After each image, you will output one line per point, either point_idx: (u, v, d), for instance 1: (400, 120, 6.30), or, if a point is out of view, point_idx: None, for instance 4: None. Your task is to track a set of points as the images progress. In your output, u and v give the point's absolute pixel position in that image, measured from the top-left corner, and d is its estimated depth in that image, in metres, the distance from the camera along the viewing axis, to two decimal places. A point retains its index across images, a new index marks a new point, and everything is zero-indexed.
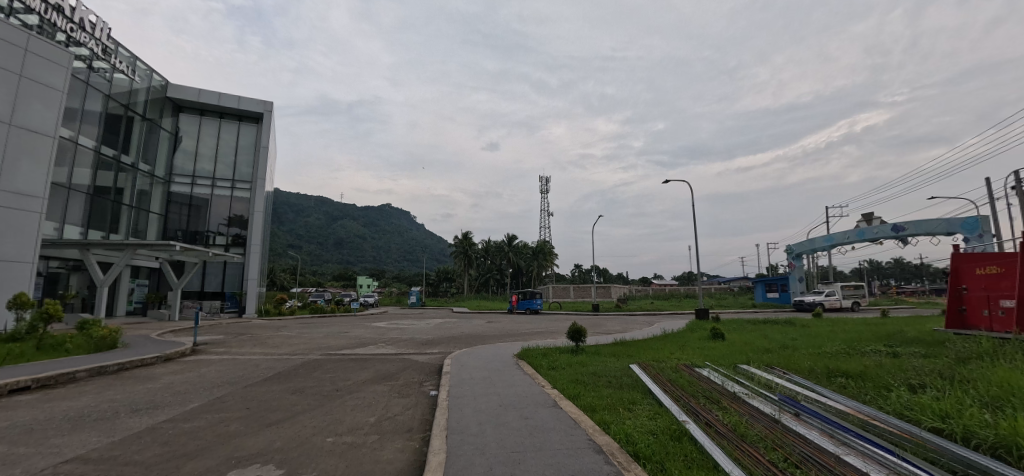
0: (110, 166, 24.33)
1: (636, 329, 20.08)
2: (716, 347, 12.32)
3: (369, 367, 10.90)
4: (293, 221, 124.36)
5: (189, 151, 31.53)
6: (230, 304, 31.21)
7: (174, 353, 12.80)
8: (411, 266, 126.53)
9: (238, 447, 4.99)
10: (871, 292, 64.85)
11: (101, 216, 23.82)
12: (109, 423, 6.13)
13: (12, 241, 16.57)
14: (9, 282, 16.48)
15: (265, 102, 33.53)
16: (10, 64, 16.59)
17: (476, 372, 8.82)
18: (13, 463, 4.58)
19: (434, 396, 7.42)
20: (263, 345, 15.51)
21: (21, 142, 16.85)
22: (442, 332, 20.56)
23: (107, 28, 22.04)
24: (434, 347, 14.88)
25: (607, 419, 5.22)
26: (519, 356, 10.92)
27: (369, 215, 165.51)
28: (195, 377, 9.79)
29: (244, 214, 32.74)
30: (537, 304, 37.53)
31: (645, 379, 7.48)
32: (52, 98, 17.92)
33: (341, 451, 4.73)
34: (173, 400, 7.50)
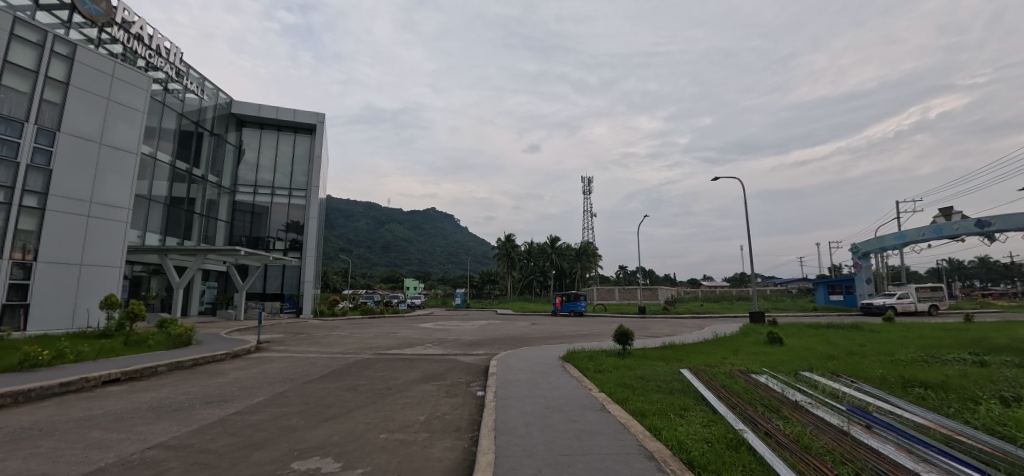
0: (183, 179, 26.49)
1: (685, 333, 19.41)
2: (774, 353, 11.66)
3: (417, 366, 11.21)
4: (344, 226, 130.04)
5: (251, 163, 33.82)
6: (289, 305, 33.01)
7: (240, 350, 13.74)
8: (455, 269, 128.67)
9: (299, 439, 5.27)
10: (954, 294, 58.86)
11: (176, 224, 25.98)
12: (184, 413, 6.67)
13: (103, 248, 18.39)
14: (100, 284, 18.32)
15: (318, 114, 35.29)
16: (99, 89, 18.47)
17: (521, 374, 8.85)
18: (107, 448, 5.08)
19: (481, 396, 7.51)
20: (319, 344, 16.36)
21: (109, 159, 18.66)
22: (486, 333, 20.81)
23: (179, 52, 24.02)
24: (479, 348, 15.07)
25: (658, 425, 5.06)
26: (564, 358, 10.83)
27: (415, 219, 170.23)
28: (259, 373, 10.45)
29: (300, 220, 34.62)
30: (581, 306, 37.19)
31: (696, 385, 7.21)
32: (135, 118, 19.75)
33: (393, 448, 4.89)
34: (239, 394, 8.05)
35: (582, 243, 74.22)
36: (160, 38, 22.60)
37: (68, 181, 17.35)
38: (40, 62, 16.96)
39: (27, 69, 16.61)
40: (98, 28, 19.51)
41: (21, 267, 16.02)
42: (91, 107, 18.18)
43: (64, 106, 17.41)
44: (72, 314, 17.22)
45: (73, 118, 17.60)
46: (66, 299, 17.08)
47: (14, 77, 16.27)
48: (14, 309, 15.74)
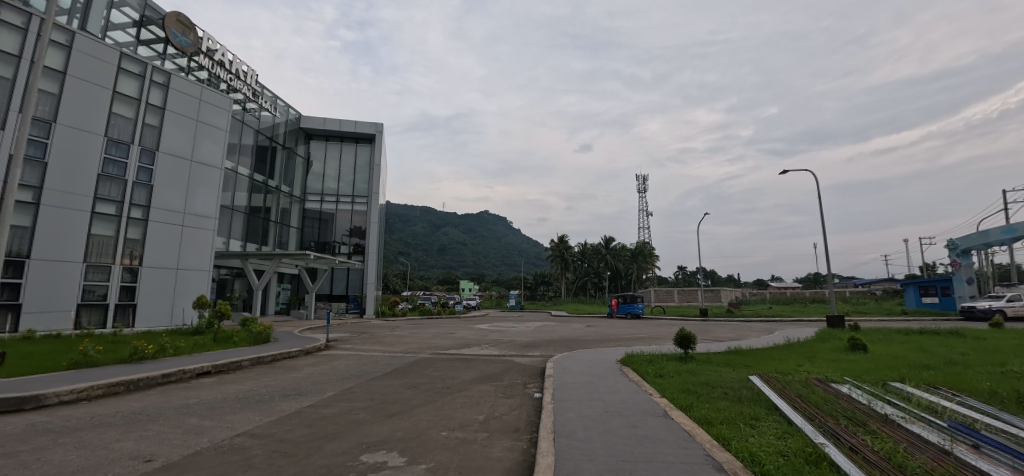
0: (260, 190, 28.83)
1: (752, 337, 18.27)
2: (856, 361, 10.69)
3: (474, 366, 11.42)
4: (401, 230, 135.33)
5: (319, 173, 36.18)
6: (354, 305, 34.86)
7: (312, 347, 14.67)
8: (508, 271, 129.72)
9: (366, 434, 5.55)
10: None
11: (255, 231, 28.32)
12: (265, 404, 7.25)
13: (194, 253, 20.44)
14: (192, 287, 20.37)
15: (377, 124, 37.04)
16: (190, 112, 20.57)
17: (578, 377, 8.74)
18: (202, 434, 5.63)
19: (538, 398, 7.51)
20: (381, 343, 17.09)
21: (198, 174, 20.72)
22: (541, 335, 20.79)
23: (254, 74, 26.12)
24: (535, 350, 15.10)
25: (727, 434, 4.81)
26: (622, 361, 10.60)
27: (469, 222, 173.82)
28: (329, 369, 11.12)
29: (363, 225, 36.46)
30: (639, 308, 36.10)
31: (768, 393, 6.77)
32: (218, 136, 21.76)
33: (454, 446, 5.01)
34: (312, 388, 8.62)
35: (637, 243, 72.17)
36: (238, 62, 24.66)
37: (165, 195, 19.42)
38: (141, 90, 18.93)
39: (131, 97, 18.55)
40: (187, 57, 21.55)
41: (130, 271, 18.11)
42: (183, 128, 20.24)
43: (162, 129, 19.50)
44: (169, 313, 19.30)
45: (168, 139, 19.67)
46: (165, 300, 19.16)
47: (122, 105, 18.22)
48: (125, 308, 17.86)
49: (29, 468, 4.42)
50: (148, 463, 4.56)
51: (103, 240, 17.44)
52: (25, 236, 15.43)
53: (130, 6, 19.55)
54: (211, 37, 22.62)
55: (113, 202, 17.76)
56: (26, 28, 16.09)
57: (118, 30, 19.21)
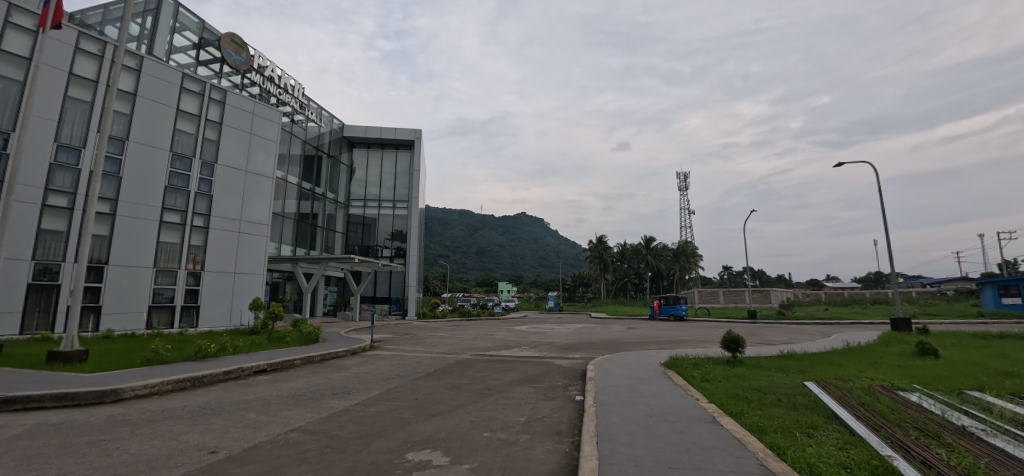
0: (308, 197, 30.21)
1: (807, 341, 17.29)
2: (927, 367, 9.88)
3: (514, 368, 11.44)
4: (440, 233, 138.03)
5: (361, 180, 37.55)
6: (397, 307, 35.83)
7: (357, 348, 15.20)
8: (546, 272, 129.32)
9: (411, 433, 5.67)
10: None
11: (303, 237, 29.70)
12: (315, 402, 7.57)
13: (249, 258, 21.70)
14: (247, 290, 21.60)
15: (415, 130, 37.94)
16: (243, 126, 21.87)
17: (620, 380, 8.56)
18: (260, 428, 5.96)
19: (580, 401, 7.42)
20: (424, 344, 17.45)
21: (252, 184, 21.98)
22: (581, 337, 20.55)
23: (301, 87, 27.46)
24: (575, 352, 14.94)
25: (782, 444, 4.56)
26: (666, 365, 10.31)
27: (507, 224, 175.03)
28: (373, 369, 11.48)
29: (404, 229, 37.40)
30: (682, 310, 35.03)
31: (826, 401, 6.37)
32: (270, 147, 23.01)
33: (497, 447, 5.04)
34: (359, 387, 8.92)
35: (679, 243, 70.15)
36: (286, 76, 25.99)
37: (223, 204, 20.74)
38: (201, 107, 20.29)
39: (192, 114, 19.94)
40: (240, 74, 22.96)
41: (193, 275, 19.45)
42: (238, 141, 21.56)
43: (220, 142, 20.84)
44: (228, 314, 20.59)
45: (225, 151, 21.00)
46: (224, 302, 20.47)
47: (185, 122, 19.63)
48: (189, 310, 19.20)
49: (111, 456, 4.83)
50: (212, 455, 4.87)
51: (171, 247, 18.84)
52: (104, 244, 16.91)
53: (190, 30, 21.05)
54: (262, 55, 23.99)
55: (179, 211, 19.14)
56: (102, 55, 17.65)
57: (180, 52, 20.74)
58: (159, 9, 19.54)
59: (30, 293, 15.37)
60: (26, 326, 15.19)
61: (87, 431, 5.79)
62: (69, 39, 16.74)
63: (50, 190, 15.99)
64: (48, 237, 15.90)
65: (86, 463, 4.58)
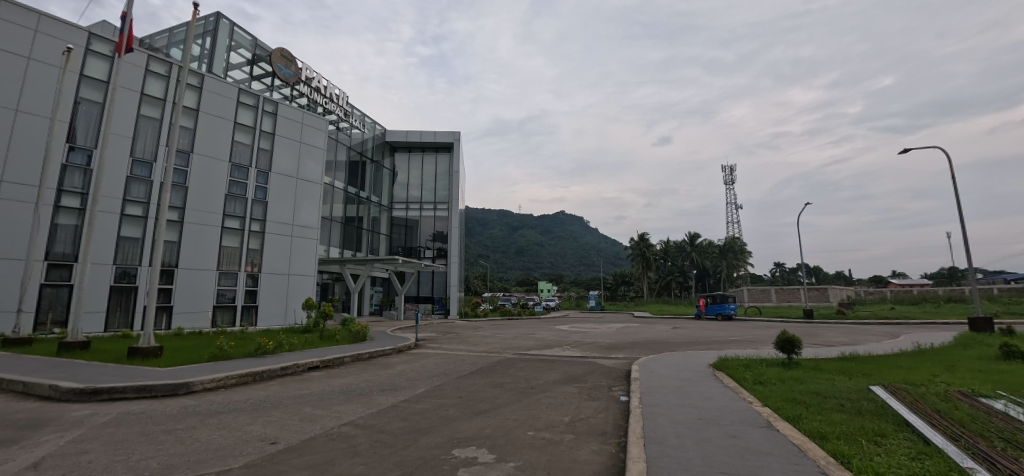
0: (353, 201, 31.41)
1: (872, 342, 16.11)
2: (1015, 372, 8.96)
3: (557, 367, 11.39)
4: (480, 233, 139.63)
5: (403, 183, 38.62)
6: (439, 307, 36.57)
7: (403, 346, 15.63)
8: (586, 271, 127.85)
9: (456, 430, 5.78)
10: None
11: (350, 239, 30.91)
12: (364, 398, 7.87)
13: (301, 260, 22.83)
14: (300, 290, 22.73)
15: (454, 132, 38.62)
16: (293, 135, 23.03)
17: (667, 381, 8.31)
18: (315, 422, 6.27)
19: (625, 402, 7.28)
20: (466, 343, 17.71)
21: (303, 190, 23.13)
22: (625, 337, 20.16)
23: (345, 96, 28.58)
24: (619, 352, 14.68)
25: (846, 451, 4.29)
26: (715, 366, 9.94)
27: (546, 223, 174.62)
28: (419, 367, 11.76)
29: (445, 230, 38.07)
30: (731, 310, 33.57)
31: (895, 407, 5.92)
32: (318, 155, 24.11)
33: (541, 446, 5.04)
34: (405, 384, 9.18)
35: (726, 239, 67.36)
36: (331, 86, 27.13)
37: (277, 210, 21.93)
38: (255, 119, 21.54)
39: (248, 126, 21.22)
40: (290, 87, 24.20)
41: (251, 277, 20.69)
42: (289, 150, 22.73)
43: (273, 152, 22.05)
44: (283, 313, 21.77)
45: (277, 160, 22.20)
46: (280, 302, 21.66)
47: (241, 134, 20.93)
48: (249, 309, 20.45)
49: (185, 444, 5.24)
50: (273, 445, 5.17)
51: (231, 251, 20.13)
52: (174, 248, 18.30)
53: (244, 47, 22.42)
54: (309, 67, 25.18)
55: (238, 217, 20.41)
56: (169, 75, 19.11)
57: (236, 69, 22.16)
58: (217, 30, 20.94)
59: (112, 294, 16.87)
60: (109, 324, 16.72)
61: (163, 420, 6.30)
62: (140, 62, 18.24)
63: (127, 201, 17.51)
64: (126, 243, 17.41)
65: (163, 450, 5.00)
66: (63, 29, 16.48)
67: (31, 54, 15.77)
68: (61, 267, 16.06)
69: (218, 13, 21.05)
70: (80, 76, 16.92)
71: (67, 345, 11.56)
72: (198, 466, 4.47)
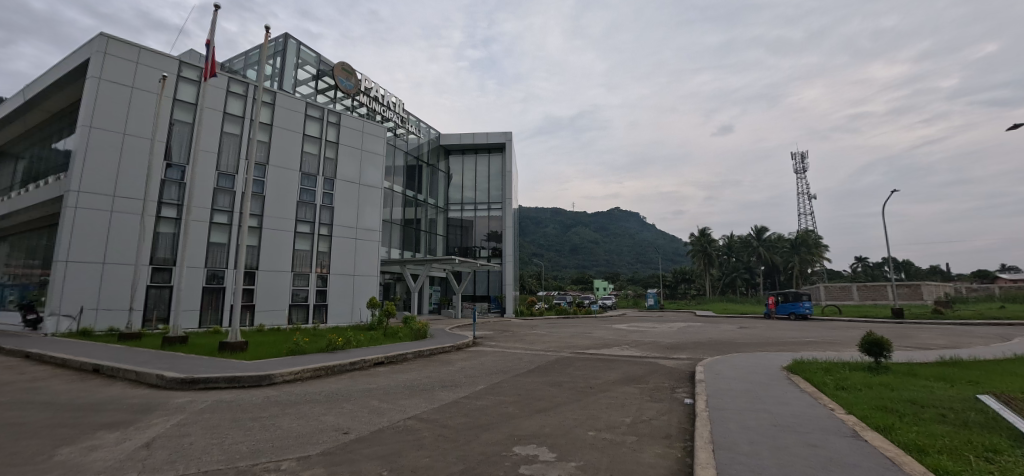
0: (411, 203, 32.63)
1: (979, 345, 14.24)
2: None
3: (616, 367, 11.17)
4: (534, 231, 140.02)
5: (458, 185, 39.58)
6: (495, 305, 37.13)
7: (462, 344, 16.02)
8: (644, 269, 124.18)
9: (517, 427, 5.83)
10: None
11: (409, 241, 32.14)
12: (427, 393, 8.16)
13: (365, 261, 24.04)
14: (365, 290, 23.95)
15: (506, 132, 38.80)
16: (355, 143, 24.28)
17: (735, 383, 7.87)
18: (382, 414, 6.61)
19: (690, 404, 6.99)
20: (523, 342, 17.78)
21: (364, 195, 24.35)
22: (687, 337, 19.34)
23: (402, 103, 29.72)
24: (681, 352, 14.10)
25: (950, 467, 3.85)
26: (790, 369, 9.27)
27: (601, 221, 171.68)
28: (478, 364, 11.99)
29: (499, 229, 38.32)
30: (805, 308, 31.09)
31: (1010, 418, 5.23)
32: (377, 161, 25.27)
33: (603, 447, 4.96)
34: (465, 381, 9.41)
35: (798, 232, 62.52)
36: (388, 95, 28.35)
37: (342, 214, 23.26)
38: (321, 130, 22.96)
39: (315, 137, 22.67)
40: (351, 98, 25.56)
41: (322, 278, 22.13)
42: (351, 157, 24.02)
43: (337, 160, 23.39)
44: (350, 312, 23.06)
45: (342, 167, 23.52)
46: (347, 301, 22.97)
47: (309, 144, 22.41)
48: (320, 307, 21.89)
49: (269, 430, 5.69)
50: (345, 435, 5.49)
51: (303, 253, 21.64)
52: (255, 252, 19.98)
53: (309, 64, 24.01)
54: (368, 78, 26.46)
55: (308, 222, 21.88)
56: (246, 94, 20.83)
57: (303, 84, 23.84)
58: (285, 50, 22.57)
59: (204, 294, 18.72)
60: (203, 321, 18.58)
61: (250, 408, 6.91)
62: (222, 84, 20.05)
63: (214, 210, 19.34)
64: (214, 248, 19.24)
65: (251, 435, 5.47)
66: (158, 59, 18.47)
67: (133, 84, 17.83)
68: (163, 270, 18.06)
69: (287, 34, 22.67)
70: (173, 100, 18.91)
71: (169, 340, 13.01)
72: (281, 451, 4.85)
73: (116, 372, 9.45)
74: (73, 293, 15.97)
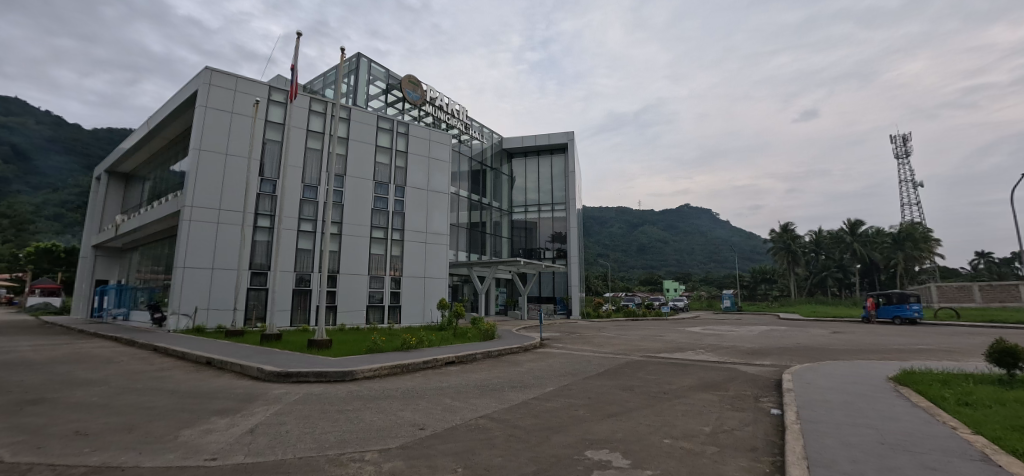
0: (476, 207, 33.44)
1: None
2: None
3: (692, 372, 10.62)
4: (599, 231, 137.45)
5: (521, 187, 39.93)
6: (561, 307, 36.94)
7: (529, 345, 16.09)
8: (719, 268, 117.12)
9: (588, 431, 5.74)
10: None
11: (475, 243, 32.97)
12: (497, 393, 8.29)
13: (434, 264, 24.99)
14: (434, 291, 24.87)
15: (568, 132, 38.32)
16: (423, 151, 25.33)
17: (832, 395, 7.13)
18: (455, 412, 6.81)
19: (777, 415, 6.46)
20: (591, 344, 17.46)
21: (432, 200, 25.34)
22: (771, 341, 17.92)
23: (465, 110, 30.56)
24: (765, 358, 13.08)
25: None
26: (897, 380, 8.25)
27: (670, 219, 164.59)
28: (546, 366, 11.97)
29: (563, 230, 37.97)
30: (913, 311, 27.52)
31: None
32: (444, 167, 26.19)
33: (680, 456, 4.74)
34: (534, 382, 9.43)
35: (901, 225, 55.46)
36: (452, 103, 29.30)
37: (413, 219, 24.39)
38: (392, 141, 24.25)
39: (386, 147, 23.98)
40: (418, 108, 26.78)
41: (395, 280, 23.34)
42: (420, 165, 25.10)
43: (407, 169, 24.56)
44: (422, 312, 24.08)
45: (411, 175, 24.68)
46: (418, 302, 24.01)
47: (381, 155, 23.75)
48: (394, 308, 23.09)
49: (353, 423, 6.10)
50: (421, 431, 5.73)
51: (378, 257, 22.96)
52: (336, 257, 21.53)
53: (379, 79, 25.44)
54: (432, 88, 27.52)
55: (382, 228, 23.19)
56: (326, 112, 22.53)
57: (374, 99, 25.37)
58: (358, 68, 24.13)
59: (294, 296, 20.53)
60: (293, 320, 20.37)
61: (336, 401, 7.46)
62: (305, 104, 21.86)
63: (301, 219, 21.13)
64: (302, 254, 21.01)
65: (338, 426, 5.88)
66: (252, 86, 20.56)
67: (232, 109, 19.98)
68: (260, 274, 20.05)
69: (359, 53, 24.21)
70: (265, 122, 20.95)
71: (266, 337, 14.39)
72: (364, 443, 5.17)
73: (225, 364, 10.64)
74: (190, 295, 18.22)
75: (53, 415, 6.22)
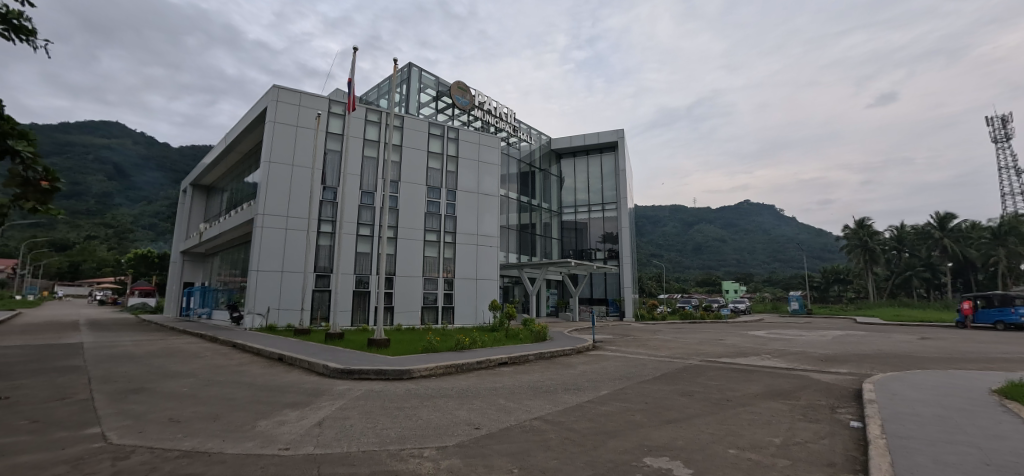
0: (526, 209, 33.56)
1: None
2: None
3: (757, 379, 10.01)
4: (651, 231, 133.43)
5: (571, 188, 39.62)
6: (614, 308, 36.17)
7: (582, 347, 15.87)
8: (784, 267, 109.79)
9: (646, 437, 5.57)
10: None
11: (525, 245, 33.09)
12: (551, 395, 8.25)
13: (486, 265, 25.32)
14: (486, 292, 25.19)
15: (618, 130, 37.48)
16: (472, 155, 25.76)
17: (922, 407, 6.46)
18: (508, 413, 6.84)
19: (858, 428, 5.94)
20: (647, 347, 16.92)
21: (482, 202, 25.72)
22: (847, 347, 16.49)
23: (512, 113, 30.77)
24: (840, 366, 12.06)
25: None
26: (1001, 393, 7.34)
27: (729, 216, 156.59)
28: (600, 369, 11.75)
29: (615, 231, 37.10)
30: (1019, 316, 24.26)
31: None
32: (493, 170, 26.49)
33: (747, 468, 4.49)
34: (589, 385, 9.29)
35: (1003, 218, 49.16)
36: (500, 106, 29.58)
37: (464, 222, 24.88)
38: (443, 146, 24.88)
39: (437, 153, 24.65)
40: (467, 113, 27.31)
41: (448, 282, 23.90)
42: (470, 169, 25.55)
43: (457, 173, 25.09)
44: (474, 313, 24.48)
45: (462, 179, 25.19)
46: (470, 303, 24.44)
47: (433, 160, 24.43)
48: (447, 309, 23.65)
49: (413, 419, 6.31)
50: (477, 430, 5.82)
51: (432, 259, 23.64)
52: (393, 260, 22.39)
53: (429, 87, 26.22)
54: (481, 93, 27.94)
55: (434, 231, 23.84)
56: (380, 121, 23.53)
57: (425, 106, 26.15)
58: (410, 78, 25.02)
59: (355, 297, 21.59)
60: (354, 320, 21.41)
61: (395, 398, 7.74)
62: (361, 115, 22.96)
63: (360, 224, 22.20)
64: (361, 257, 22.06)
65: (398, 423, 6.10)
66: (313, 100, 21.88)
67: (297, 123, 21.35)
68: (324, 277, 21.27)
69: (410, 63, 25.09)
70: (326, 133, 22.23)
71: (330, 335, 15.21)
72: (422, 440, 5.32)
73: (295, 361, 11.37)
74: (263, 296, 19.67)
75: (151, 403, 6.93)
